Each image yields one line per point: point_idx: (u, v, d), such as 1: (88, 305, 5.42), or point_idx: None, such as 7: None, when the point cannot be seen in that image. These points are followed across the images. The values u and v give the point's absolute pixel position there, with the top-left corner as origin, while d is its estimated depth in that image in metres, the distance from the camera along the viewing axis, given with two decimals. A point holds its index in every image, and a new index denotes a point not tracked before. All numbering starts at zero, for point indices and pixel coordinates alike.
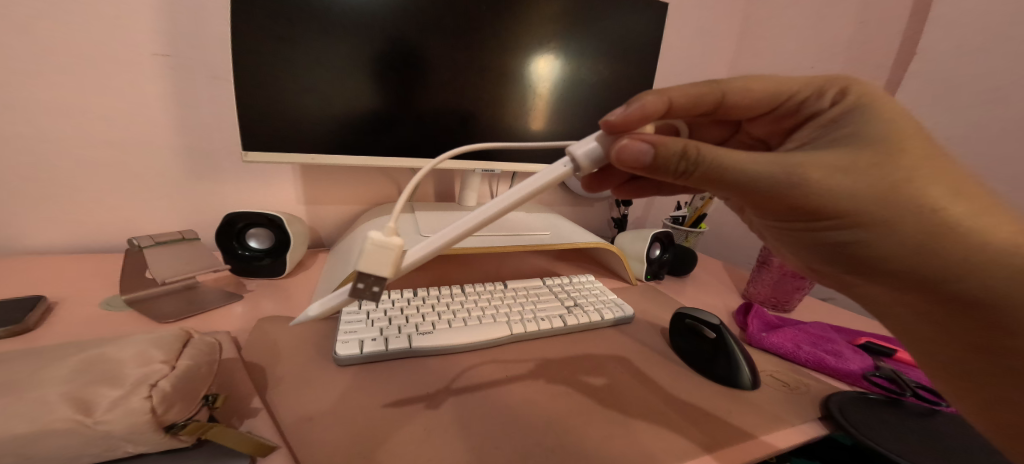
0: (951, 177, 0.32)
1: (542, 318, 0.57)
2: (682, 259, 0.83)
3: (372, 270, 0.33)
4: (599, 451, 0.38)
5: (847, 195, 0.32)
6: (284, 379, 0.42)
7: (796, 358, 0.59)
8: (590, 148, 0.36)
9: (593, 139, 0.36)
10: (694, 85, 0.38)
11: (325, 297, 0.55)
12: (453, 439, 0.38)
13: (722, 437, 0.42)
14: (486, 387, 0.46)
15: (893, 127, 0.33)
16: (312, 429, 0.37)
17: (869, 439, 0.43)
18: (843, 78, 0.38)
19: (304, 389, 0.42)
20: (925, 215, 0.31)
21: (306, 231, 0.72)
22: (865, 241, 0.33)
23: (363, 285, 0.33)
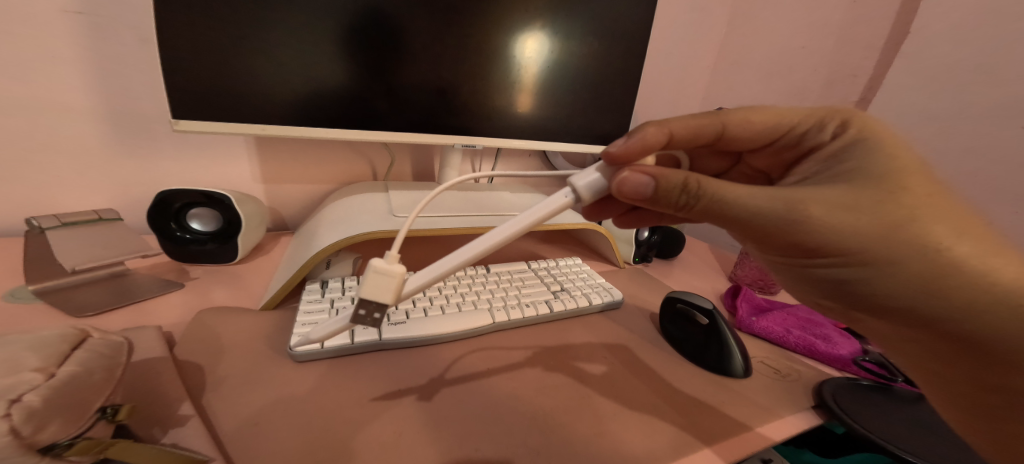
0: (954, 213, 0.30)
1: (527, 305, 0.51)
2: (671, 241, 0.79)
3: (373, 296, 0.30)
4: (587, 453, 0.34)
5: (848, 231, 0.30)
6: (224, 376, 0.37)
7: (786, 342, 0.55)
8: (592, 181, 0.34)
9: (596, 170, 0.35)
10: (694, 117, 0.39)
11: (280, 284, 0.49)
12: (419, 442, 0.33)
13: (718, 431, 0.38)
14: (460, 381, 0.41)
15: (895, 163, 0.32)
16: (256, 436, 0.32)
17: (859, 425, 0.40)
18: (844, 112, 0.37)
19: (245, 388, 0.36)
20: (929, 254, 0.29)
21: (262, 212, 0.65)
22: (866, 279, 0.31)
23: (364, 311, 0.30)
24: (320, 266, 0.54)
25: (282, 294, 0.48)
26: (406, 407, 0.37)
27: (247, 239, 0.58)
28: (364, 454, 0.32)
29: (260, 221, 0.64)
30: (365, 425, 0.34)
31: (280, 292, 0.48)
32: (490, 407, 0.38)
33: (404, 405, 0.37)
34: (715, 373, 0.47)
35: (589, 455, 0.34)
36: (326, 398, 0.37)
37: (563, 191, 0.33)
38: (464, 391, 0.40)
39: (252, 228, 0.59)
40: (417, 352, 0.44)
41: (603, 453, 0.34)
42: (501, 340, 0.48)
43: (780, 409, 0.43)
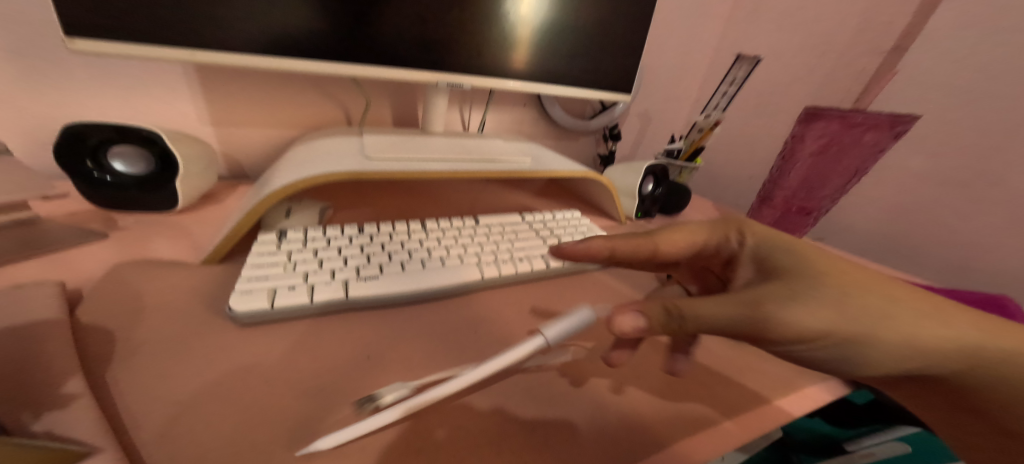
0: (879, 280, 0.30)
1: (520, 259, 0.43)
2: (678, 195, 0.70)
3: (378, 413, 0.26)
4: (567, 439, 0.27)
5: (813, 322, 0.27)
6: (134, 339, 0.30)
7: None
8: (563, 329, 0.31)
9: (569, 319, 0.32)
10: (625, 235, 0.35)
11: (227, 234, 0.40)
12: (353, 426, 0.26)
13: (727, 407, 0.32)
14: (421, 348, 0.33)
15: (816, 259, 0.30)
16: (163, 413, 0.25)
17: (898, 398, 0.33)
18: (735, 220, 0.36)
19: (141, 357, 0.28)
20: (888, 319, 0.28)
21: (207, 157, 0.56)
22: (843, 358, 0.29)
23: (368, 404, 0.27)
24: (279, 214, 0.47)
25: (231, 244, 0.41)
26: (345, 381, 0.29)
27: (187, 186, 0.51)
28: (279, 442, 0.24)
29: (207, 165, 0.56)
30: (289, 404, 0.27)
31: (227, 242, 0.40)
32: (452, 379, 0.31)
33: (343, 379, 0.30)
34: (726, 338, 0.40)
35: (570, 443, 0.27)
36: (245, 370, 0.29)
37: (532, 339, 0.30)
38: (423, 360, 0.32)
39: (193, 173, 0.52)
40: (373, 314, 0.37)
41: (586, 440, 0.27)
42: (478, 299, 0.40)
43: (802, 380, 0.36)
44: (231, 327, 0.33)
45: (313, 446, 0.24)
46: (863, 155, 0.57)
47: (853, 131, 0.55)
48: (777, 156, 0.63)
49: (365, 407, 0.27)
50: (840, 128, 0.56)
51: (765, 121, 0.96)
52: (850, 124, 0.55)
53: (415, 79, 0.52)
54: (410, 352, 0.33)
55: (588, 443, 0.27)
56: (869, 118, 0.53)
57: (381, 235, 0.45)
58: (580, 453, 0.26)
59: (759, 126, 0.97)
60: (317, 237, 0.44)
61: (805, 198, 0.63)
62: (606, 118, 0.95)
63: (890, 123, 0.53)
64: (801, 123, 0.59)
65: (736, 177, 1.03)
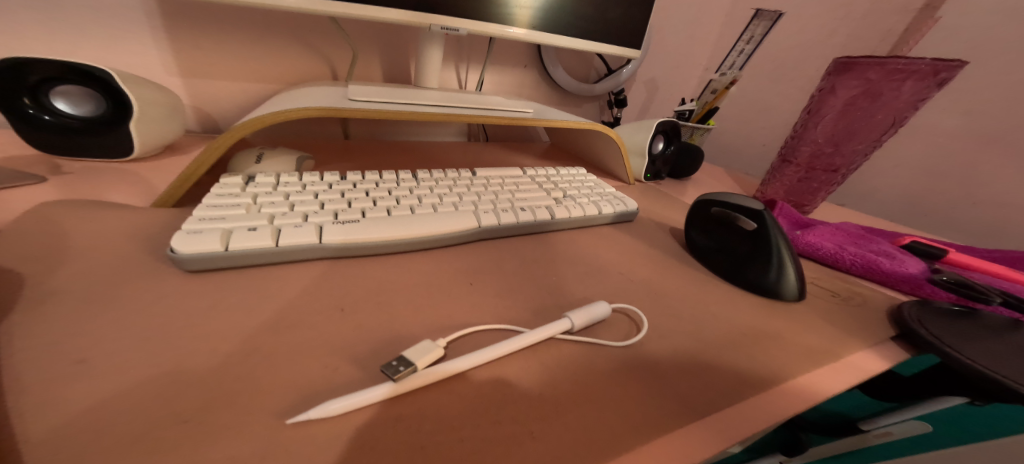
0: None
1: (522, 209, 0.38)
2: (689, 157, 0.65)
3: (406, 372, 0.21)
4: (575, 407, 0.21)
5: None
6: (43, 283, 0.24)
7: (837, 261, 0.39)
8: (597, 315, 0.27)
9: (603, 309, 0.27)
10: None
11: (182, 175, 0.35)
12: (299, 390, 0.20)
13: (778, 366, 0.25)
14: (396, 302, 0.27)
15: None
16: (61, 363, 0.20)
17: (967, 357, 0.26)
18: None
19: (41, 305, 0.23)
20: None
21: (172, 104, 0.50)
22: None
23: (396, 364, 0.21)
24: (248, 160, 0.42)
25: (186, 189, 0.35)
26: (298, 336, 0.24)
27: (144, 131, 0.45)
28: (196, 408, 0.18)
29: (173, 113, 0.49)
30: (219, 362, 0.21)
31: (179, 185, 0.34)
32: (430, 336, 0.25)
33: (295, 334, 0.24)
34: (762, 296, 0.32)
35: (579, 412, 0.21)
36: (171, 320, 0.23)
37: (563, 321, 0.26)
38: (397, 316, 0.26)
39: (153, 118, 0.45)
40: (341, 264, 0.31)
41: (600, 408, 0.21)
42: (469, 253, 0.34)
43: (866, 336, 0.29)
44: (163, 275, 0.27)
45: (303, 414, 0.18)
46: (898, 106, 0.51)
47: (892, 79, 0.50)
48: (803, 108, 0.58)
49: (398, 370, 0.21)
50: (879, 76, 0.50)
51: (784, 84, 0.89)
52: (888, 71, 0.49)
53: (406, 21, 0.47)
54: (381, 306, 0.27)
55: (602, 411, 0.21)
56: (910, 62, 0.47)
57: (365, 183, 0.40)
58: (591, 425, 0.20)
59: (776, 92, 0.90)
60: (291, 183, 0.38)
61: (831, 156, 0.58)
62: (611, 82, 0.85)
63: (933, 71, 0.47)
64: (833, 72, 0.54)
65: (749, 144, 0.96)
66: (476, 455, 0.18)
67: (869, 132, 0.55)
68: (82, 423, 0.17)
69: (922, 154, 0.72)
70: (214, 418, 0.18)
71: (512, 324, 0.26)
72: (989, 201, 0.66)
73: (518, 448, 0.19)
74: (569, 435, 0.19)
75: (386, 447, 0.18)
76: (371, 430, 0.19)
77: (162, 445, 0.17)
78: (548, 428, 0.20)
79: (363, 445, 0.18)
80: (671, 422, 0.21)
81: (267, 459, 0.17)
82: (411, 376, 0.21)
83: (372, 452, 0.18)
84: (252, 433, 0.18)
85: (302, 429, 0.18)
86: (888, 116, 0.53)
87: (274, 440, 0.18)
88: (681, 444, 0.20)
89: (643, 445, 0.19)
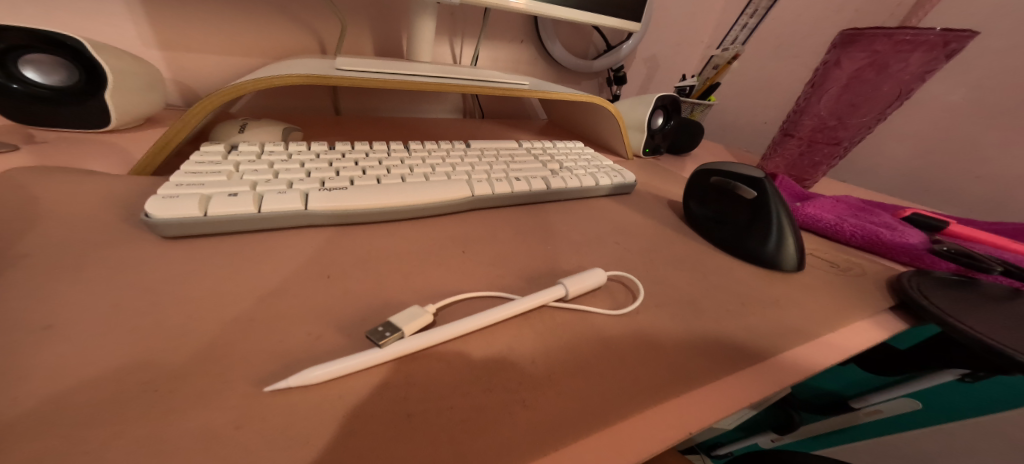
0: None
1: (516, 179, 0.37)
2: (689, 133, 0.63)
3: (392, 339, 0.20)
4: (570, 375, 0.20)
5: None
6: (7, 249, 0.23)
7: (837, 233, 0.38)
8: (591, 283, 0.26)
9: (598, 276, 0.27)
10: None
11: (160, 142, 0.33)
12: (279, 358, 0.19)
13: (780, 335, 0.24)
14: (385, 270, 0.26)
15: None
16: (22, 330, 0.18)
17: (964, 323, 0.25)
18: None
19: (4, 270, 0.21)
20: None
21: (150, 74, 0.48)
22: None
23: (382, 331, 0.21)
24: (231, 130, 0.40)
25: (165, 156, 0.33)
26: (279, 303, 0.23)
27: (120, 101, 0.43)
28: (172, 375, 0.17)
29: (151, 85, 0.47)
30: (196, 329, 0.20)
31: (157, 152, 0.33)
32: (419, 303, 0.24)
33: (278, 302, 0.23)
34: (761, 266, 0.31)
35: (572, 380, 0.20)
36: (144, 286, 0.22)
37: (557, 288, 0.25)
38: (385, 283, 0.25)
39: (129, 87, 0.43)
40: (328, 232, 0.29)
41: (594, 376, 0.20)
42: (462, 223, 0.33)
43: (867, 305, 0.28)
44: (140, 241, 0.25)
45: (282, 382, 0.18)
46: (905, 79, 0.50)
47: (899, 51, 0.48)
48: (807, 82, 0.57)
49: (384, 336, 0.20)
50: (886, 48, 0.49)
51: (787, 61, 0.86)
52: (895, 42, 0.48)
53: None
54: (367, 273, 0.26)
55: (597, 379, 0.20)
56: (920, 33, 0.45)
57: (355, 153, 0.38)
58: (586, 393, 0.19)
59: (778, 69, 0.88)
60: (276, 152, 0.37)
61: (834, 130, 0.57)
62: (611, 59, 0.83)
63: (943, 41, 0.45)
64: (839, 45, 0.53)
65: (749, 122, 0.95)
66: (464, 422, 0.17)
67: (875, 105, 0.54)
68: (46, 391, 0.16)
69: (926, 130, 0.71)
70: (189, 384, 0.17)
71: (504, 292, 0.25)
72: (991, 177, 0.65)
73: (509, 416, 0.18)
74: (562, 403, 0.19)
75: (370, 414, 0.17)
76: (355, 398, 0.18)
77: (134, 411, 0.16)
78: (540, 396, 0.19)
79: (346, 412, 0.17)
80: (668, 389, 0.20)
81: (243, 427, 0.16)
82: (397, 342, 0.20)
83: (356, 419, 0.17)
84: (229, 400, 0.17)
85: (283, 396, 0.17)
86: (894, 89, 0.52)
87: (252, 407, 0.17)
88: (679, 412, 0.19)
89: (640, 414, 0.18)
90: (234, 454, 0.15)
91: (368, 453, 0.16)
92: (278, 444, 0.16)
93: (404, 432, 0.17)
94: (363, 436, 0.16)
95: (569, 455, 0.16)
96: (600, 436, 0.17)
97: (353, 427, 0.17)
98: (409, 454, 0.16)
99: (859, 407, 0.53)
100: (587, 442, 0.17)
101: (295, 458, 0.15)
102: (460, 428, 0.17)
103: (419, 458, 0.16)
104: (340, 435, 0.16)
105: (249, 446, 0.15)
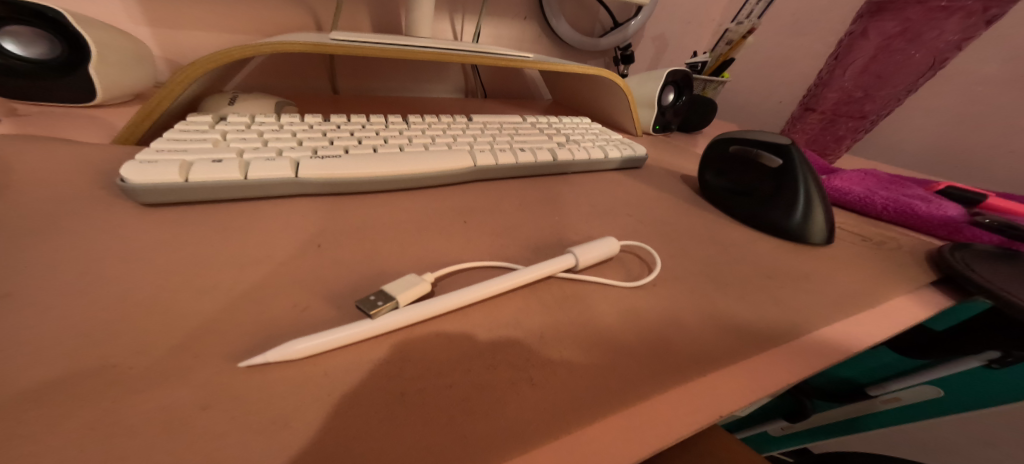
0: None
1: (521, 149, 0.35)
2: (701, 110, 0.61)
3: (385, 307, 0.18)
4: (581, 352, 0.18)
5: None
6: None
7: (867, 205, 0.36)
8: (601, 252, 0.24)
9: (608, 246, 0.25)
10: None
11: (142, 110, 0.31)
12: (260, 333, 0.17)
13: (811, 312, 0.22)
14: (380, 240, 0.24)
15: None
16: None
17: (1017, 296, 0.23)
18: None
19: None
20: None
21: (137, 49, 0.45)
22: None
23: (375, 299, 0.19)
24: (221, 102, 0.38)
25: (149, 124, 0.31)
26: (263, 273, 0.21)
27: (106, 74, 0.40)
28: (137, 349, 0.16)
29: (139, 60, 0.45)
30: (169, 300, 0.18)
31: (140, 121, 0.31)
32: (416, 272, 0.22)
33: (262, 272, 0.21)
34: (786, 240, 0.29)
35: (584, 357, 0.18)
36: (117, 255, 0.20)
37: (566, 258, 0.23)
38: (380, 253, 0.23)
39: (114, 62, 0.40)
40: (321, 202, 0.28)
41: (609, 352, 0.18)
42: (464, 194, 0.31)
43: (905, 279, 0.26)
44: (115, 210, 0.24)
45: (258, 357, 0.16)
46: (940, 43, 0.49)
47: (933, 18, 0.47)
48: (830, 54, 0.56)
49: (376, 305, 0.19)
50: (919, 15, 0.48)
51: (804, 37, 0.83)
52: (929, 9, 0.47)
53: None
54: (362, 243, 0.24)
55: (613, 356, 0.18)
56: None
57: (351, 124, 0.36)
58: (599, 371, 0.17)
59: (794, 47, 0.84)
60: (267, 122, 0.35)
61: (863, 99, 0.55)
62: (618, 37, 0.79)
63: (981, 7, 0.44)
64: (867, 14, 0.52)
65: (763, 102, 0.91)
66: (464, 402, 0.15)
67: (906, 75, 0.52)
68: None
69: (952, 107, 0.68)
70: (156, 360, 0.15)
71: (508, 262, 0.23)
72: None
73: (515, 395, 0.16)
74: (573, 382, 0.17)
75: (359, 393, 0.16)
76: (342, 375, 0.16)
77: (92, 387, 0.14)
78: (550, 374, 0.17)
79: (331, 390, 0.15)
80: (692, 367, 0.18)
81: (215, 406, 0.14)
82: (390, 312, 0.18)
83: (343, 398, 0.15)
84: (202, 375, 0.15)
85: (263, 374, 0.16)
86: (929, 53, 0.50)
87: (227, 386, 0.15)
88: (704, 392, 0.17)
89: (661, 394, 0.16)
90: (203, 437, 0.13)
91: (356, 434, 0.14)
92: (254, 427, 0.14)
93: (396, 413, 0.15)
94: (350, 416, 0.15)
95: (583, 438, 0.14)
96: (617, 417, 0.15)
97: (340, 406, 0.15)
98: (402, 437, 0.14)
99: (874, 394, 0.51)
100: (602, 424, 0.15)
101: (271, 440, 0.13)
102: (459, 408, 0.15)
103: (412, 441, 0.14)
104: (325, 415, 0.15)
105: (220, 428, 0.14)
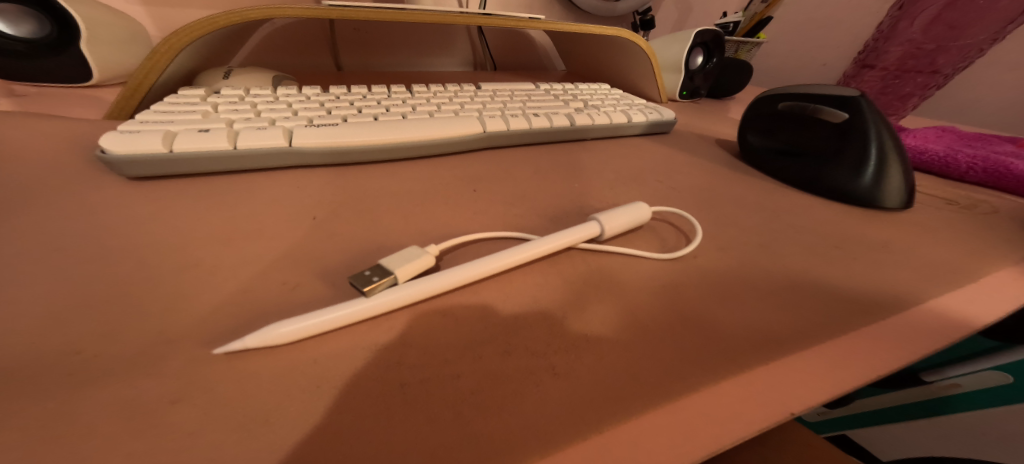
0: None
1: (535, 114, 0.31)
2: (733, 73, 0.56)
3: (381, 282, 0.16)
4: (615, 334, 0.15)
5: None
6: None
7: (954, 166, 0.34)
8: (629, 217, 0.21)
9: (636, 211, 0.21)
10: None
11: (132, 83, 0.29)
12: (244, 315, 0.15)
13: (900, 287, 0.19)
14: (381, 211, 0.22)
15: None
16: None
17: None
18: None
19: None
20: None
21: (133, 27, 0.42)
22: None
23: (371, 276, 0.16)
24: (215, 76, 0.36)
25: (141, 98, 0.30)
26: (255, 248, 0.19)
27: (101, 53, 0.37)
28: (107, 336, 0.14)
29: (135, 39, 0.42)
30: (146, 281, 0.16)
31: (131, 95, 0.29)
32: (420, 245, 0.19)
33: (250, 247, 0.19)
34: (851, 204, 0.26)
35: (621, 340, 0.15)
36: (97, 233, 0.18)
37: (589, 226, 0.20)
38: (382, 225, 0.21)
39: (108, 40, 0.37)
40: (319, 173, 0.25)
41: (650, 334, 0.15)
42: (475, 163, 0.28)
43: (1007, 251, 0.22)
44: (98, 184, 0.22)
45: (235, 342, 0.13)
46: None
47: None
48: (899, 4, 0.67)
49: (371, 281, 0.16)
50: None
51: None
52: None
53: None
54: (367, 215, 0.21)
55: (655, 339, 0.15)
56: None
57: (351, 94, 0.33)
58: (640, 355, 0.14)
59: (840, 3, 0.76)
60: (260, 92, 0.32)
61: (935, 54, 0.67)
62: None
63: None
64: None
65: (805, 64, 0.84)
66: (475, 395, 0.13)
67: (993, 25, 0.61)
68: None
69: None
70: (125, 348, 0.13)
71: (524, 232, 0.20)
72: None
73: (535, 387, 0.13)
74: (607, 369, 0.14)
75: (355, 383, 0.13)
76: (335, 362, 0.14)
77: (48, 379, 0.12)
78: (578, 360, 0.14)
79: (321, 380, 0.13)
80: (758, 351, 0.15)
81: (185, 399, 0.12)
82: (383, 287, 0.16)
83: (335, 390, 0.13)
84: (177, 366, 0.13)
85: (244, 362, 0.13)
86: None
87: (203, 376, 0.13)
88: (774, 382, 0.14)
89: (716, 384, 0.13)
90: (171, 437, 0.11)
91: (350, 433, 0.12)
92: (231, 424, 0.12)
93: (396, 407, 0.12)
94: (341, 412, 0.12)
95: (624, 437, 0.12)
96: (667, 412, 0.12)
97: (332, 402, 0.12)
98: (402, 438, 0.11)
99: (930, 380, 0.44)
100: (648, 419, 0.12)
101: (251, 441, 0.11)
102: (470, 402, 0.13)
103: (415, 440, 0.11)
104: (314, 409, 0.12)
105: (191, 426, 0.11)
